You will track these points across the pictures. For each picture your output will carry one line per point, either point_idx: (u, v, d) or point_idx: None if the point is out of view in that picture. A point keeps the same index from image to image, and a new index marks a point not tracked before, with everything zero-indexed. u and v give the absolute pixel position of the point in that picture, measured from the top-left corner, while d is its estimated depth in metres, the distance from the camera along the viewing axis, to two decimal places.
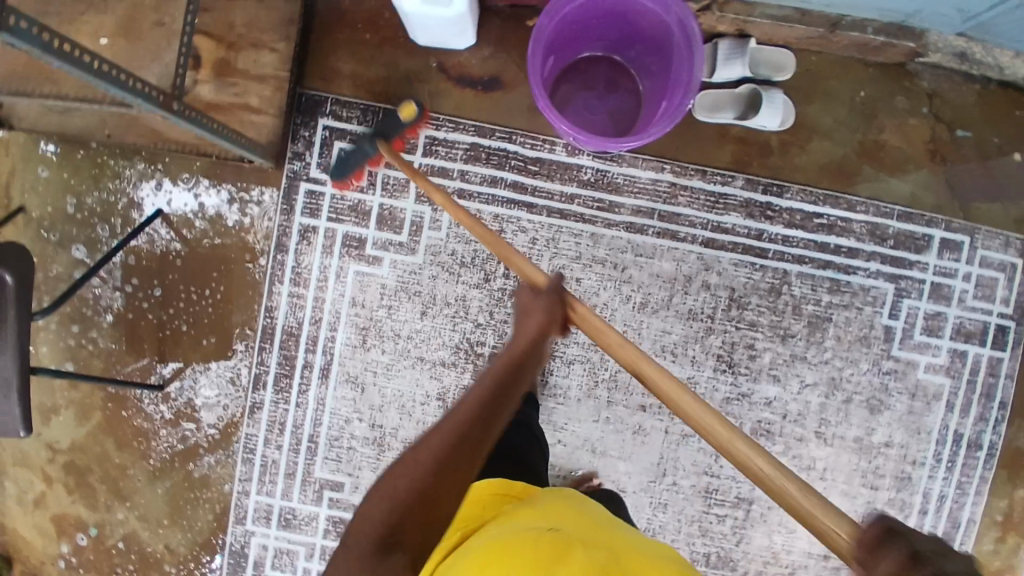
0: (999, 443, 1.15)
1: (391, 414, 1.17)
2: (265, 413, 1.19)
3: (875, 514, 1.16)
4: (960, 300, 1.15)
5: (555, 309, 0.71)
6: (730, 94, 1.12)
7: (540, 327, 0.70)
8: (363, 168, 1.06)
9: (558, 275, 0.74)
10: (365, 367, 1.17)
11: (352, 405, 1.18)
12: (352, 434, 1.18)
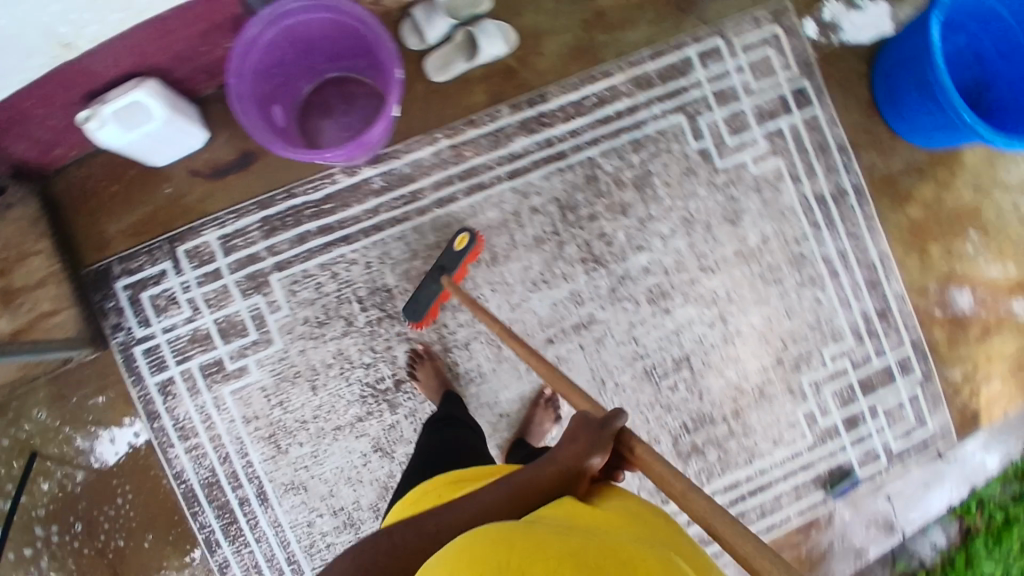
0: (859, 182, 1.18)
1: (345, 491, 1.15)
2: (234, 568, 1.14)
3: (800, 303, 1.17)
4: (747, 91, 1.17)
5: (608, 439, 0.63)
6: (452, 44, 1.11)
7: (585, 437, 0.63)
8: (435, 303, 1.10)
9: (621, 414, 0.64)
10: (295, 469, 1.15)
11: (305, 508, 1.15)
12: (321, 532, 1.15)
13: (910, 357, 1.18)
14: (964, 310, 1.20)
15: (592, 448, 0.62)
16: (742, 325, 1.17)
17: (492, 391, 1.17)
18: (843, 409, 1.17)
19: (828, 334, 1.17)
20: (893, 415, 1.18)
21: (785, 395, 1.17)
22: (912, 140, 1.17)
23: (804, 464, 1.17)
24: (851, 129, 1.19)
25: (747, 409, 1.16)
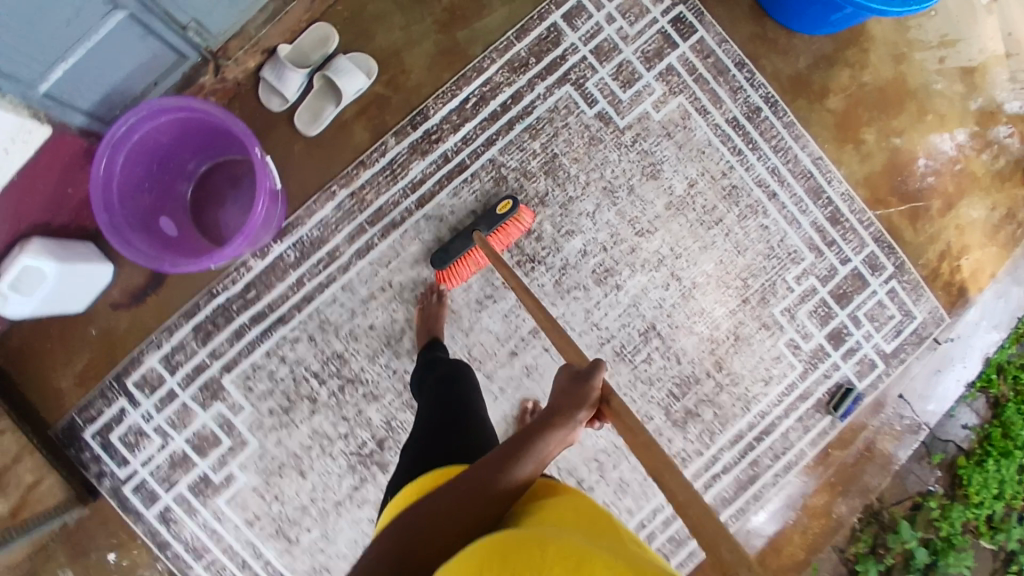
0: (768, 94, 1.15)
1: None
2: None
3: (749, 236, 1.15)
4: (626, 39, 1.13)
5: (589, 392, 0.66)
6: (315, 93, 1.07)
7: (570, 398, 0.66)
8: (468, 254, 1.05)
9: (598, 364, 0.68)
10: (313, 553, 1.14)
11: None
12: None
13: (878, 257, 1.18)
14: (912, 190, 1.19)
15: (579, 406, 0.66)
16: (697, 275, 1.14)
17: None
18: (826, 329, 1.17)
19: (786, 257, 1.16)
20: (876, 317, 1.18)
21: (761, 331, 1.15)
22: (814, 33, 1.14)
23: (802, 393, 1.17)
24: (743, 41, 1.15)
25: (728, 356, 1.14)
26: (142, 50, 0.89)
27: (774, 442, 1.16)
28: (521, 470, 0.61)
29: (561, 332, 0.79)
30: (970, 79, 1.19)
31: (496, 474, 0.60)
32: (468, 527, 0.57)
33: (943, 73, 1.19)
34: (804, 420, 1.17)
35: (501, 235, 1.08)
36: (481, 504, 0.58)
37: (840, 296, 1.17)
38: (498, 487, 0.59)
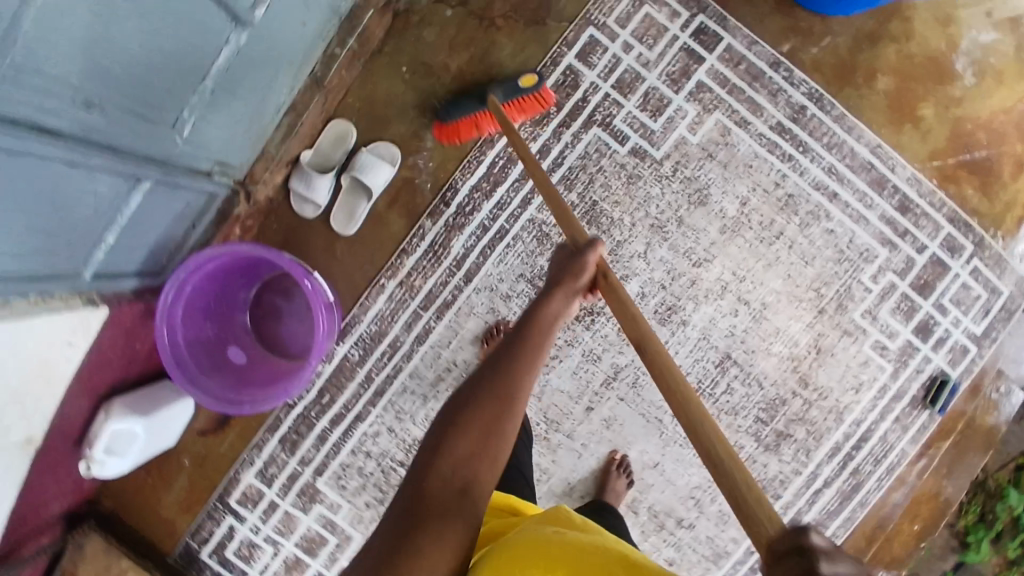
0: (811, 88, 1.08)
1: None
2: None
3: (815, 242, 1.09)
4: (648, 64, 1.08)
5: (583, 267, 0.65)
6: (346, 191, 1.06)
7: (567, 275, 0.65)
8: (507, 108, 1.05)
9: (596, 240, 0.67)
10: None
11: None
12: None
13: (954, 237, 1.11)
14: (975, 157, 1.12)
15: (573, 281, 0.65)
16: (766, 294, 1.09)
17: (564, 479, 1.10)
18: (914, 324, 1.11)
19: (859, 256, 1.10)
20: (964, 300, 1.12)
21: (844, 339, 1.10)
22: (839, 11, 1.06)
23: (896, 394, 1.11)
24: (774, 35, 1.08)
25: (812, 371, 1.10)
26: (177, 199, 0.88)
27: (877, 447, 1.11)
28: (527, 364, 0.58)
29: (555, 198, 0.74)
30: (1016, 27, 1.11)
31: (503, 367, 0.58)
32: (479, 424, 0.54)
33: (987, 26, 1.11)
34: (902, 420, 1.12)
35: (518, 109, 1.06)
36: (495, 402, 0.55)
37: (923, 286, 1.11)
38: (508, 373, 0.57)
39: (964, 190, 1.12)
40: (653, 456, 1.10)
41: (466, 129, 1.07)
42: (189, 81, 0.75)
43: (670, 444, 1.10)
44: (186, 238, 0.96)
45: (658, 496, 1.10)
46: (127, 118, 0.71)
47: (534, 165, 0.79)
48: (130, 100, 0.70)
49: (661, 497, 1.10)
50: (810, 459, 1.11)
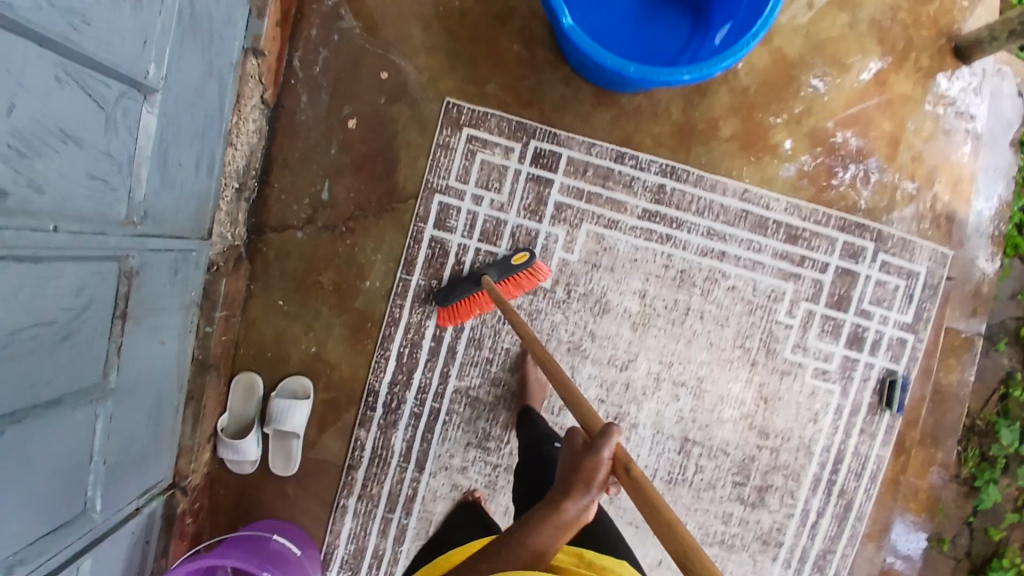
0: (662, 163, 1.09)
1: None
2: None
3: (723, 302, 1.10)
4: (503, 206, 1.10)
5: (598, 464, 0.66)
6: (273, 436, 1.08)
7: (580, 473, 0.67)
8: (469, 293, 1.06)
9: (610, 426, 0.67)
10: None
11: None
12: None
13: (852, 242, 1.12)
14: (846, 157, 1.12)
15: (589, 470, 0.67)
16: (698, 367, 1.10)
17: None
18: (844, 338, 1.13)
19: (768, 298, 1.11)
20: (884, 297, 1.13)
21: (785, 380, 1.12)
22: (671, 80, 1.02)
23: (853, 407, 1.14)
24: (607, 130, 1.09)
25: (768, 420, 1.12)
26: (119, 542, 0.90)
27: (854, 461, 1.15)
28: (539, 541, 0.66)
29: (564, 380, 0.75)
30: (828, 23, 1.11)
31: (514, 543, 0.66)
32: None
33: (803, 33, 1.10)
34: (868, 430, 1.15)
35: (513, 286, 1.08)
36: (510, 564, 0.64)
37: (839, 300, 1.12)
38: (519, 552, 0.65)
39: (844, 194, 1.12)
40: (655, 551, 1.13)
41: (448, 320, 1.08)
42: (79, 473, 0.78)
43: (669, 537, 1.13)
44: (145, 555, 0.97)
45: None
46: (38, 546, 0.72)
47: (545, 354, 0.81)
48: (30, 534, 0.71)
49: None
50: (796, 498, 1.14)
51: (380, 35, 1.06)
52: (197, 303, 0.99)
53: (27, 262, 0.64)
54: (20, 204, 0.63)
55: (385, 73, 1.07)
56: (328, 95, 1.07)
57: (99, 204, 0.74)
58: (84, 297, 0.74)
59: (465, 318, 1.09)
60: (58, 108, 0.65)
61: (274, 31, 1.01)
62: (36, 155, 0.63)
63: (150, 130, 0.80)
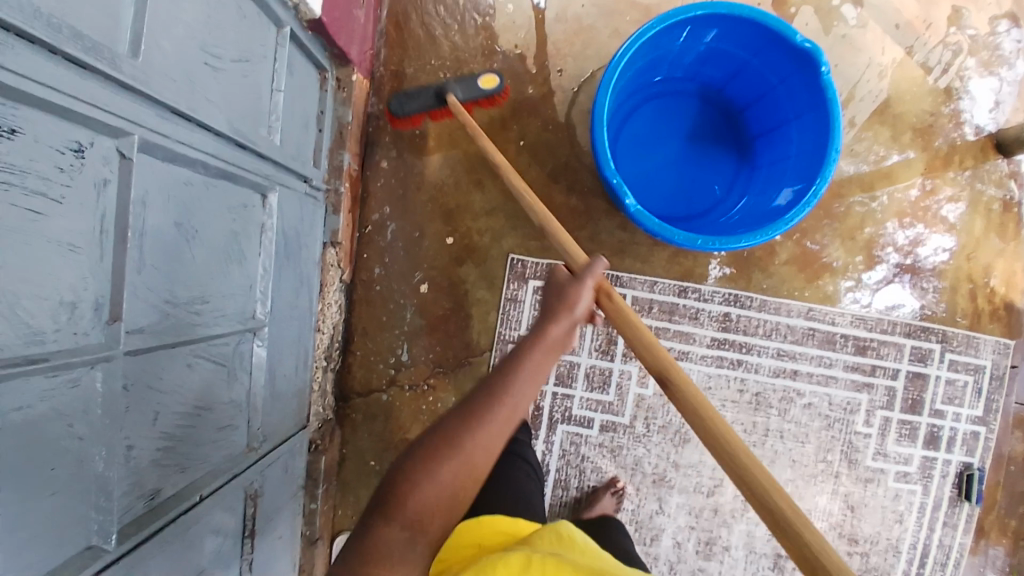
0: (723, 292, 1.14)
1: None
2: None
3: (800, 420, 1.14)
4: (576, 349, 1.14)
5: (585, 288, 0.71)
6: None
7: (564, 291, 0.71)
8: (423, 112, 1.07)
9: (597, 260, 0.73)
10: None
11: None
12: None
13: (919, 346, 1.15)
14: (900, 265, 1.16)
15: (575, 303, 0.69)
16: (783, 485, 1.14)
17: None
18: (921, 440, 1.15)
19: (845, 411, 1.15)
20: (954, 395, 1.16)
21: (868, 487, 1.15)
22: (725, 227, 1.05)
23: (935, 505, 1.15)
24: (667, 266, 1.14)
25: (854, 527, 1.15)
26: None
27: (943, 556, 1.15)
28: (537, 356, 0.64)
29: (552, 224, 0.80)
30: (864, 140, 1.17)
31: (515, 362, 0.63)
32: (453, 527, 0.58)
33: (845, 156, 1.17)
34: (948, 523, 1.15)
35: (471, 108, 1.08)
36: (492, 430, 0.59)
37: (914, 404, 1.15)
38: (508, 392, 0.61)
39: (898, 293, 1.16)
40: None
41: (403, 126, 1.08)
42: None
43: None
44: None
45: None
46: None
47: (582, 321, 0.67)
48: None
49: None
50: None
51: (444, 203, 1.13)
52: (304, 486, 1.04)
53: (179, 542, 0.69)
54: (174, 489, 0.68)
55: (450, 239, 1.13)
56: (400, 264, 1.13)
57: (228, 450, 0.80)
58: (223, 539, 0.78)
59: (419, 123, 1.09)
60: (192, 389, 0.71)
61: (348, 220, 1.09)
62: (180, 441, 0.69)
63: (261, 363, 0.85)
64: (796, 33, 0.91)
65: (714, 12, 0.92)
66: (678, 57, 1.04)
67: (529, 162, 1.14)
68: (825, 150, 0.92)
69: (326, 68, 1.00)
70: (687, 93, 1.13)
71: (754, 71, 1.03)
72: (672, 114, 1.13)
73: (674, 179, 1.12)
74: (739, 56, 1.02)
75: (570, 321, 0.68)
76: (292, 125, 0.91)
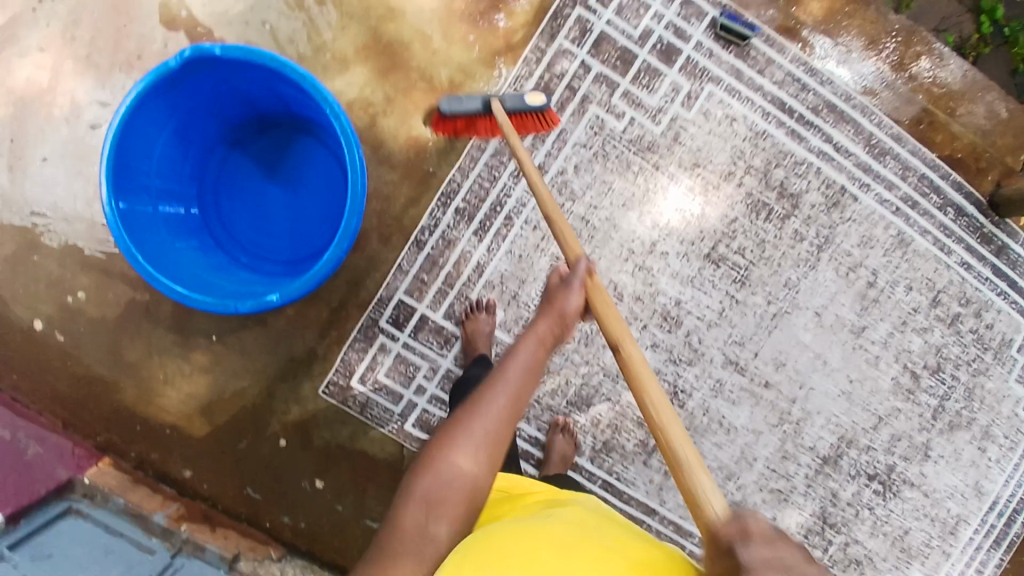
0: (434, 204, 1.07)
1: (994, 471, 1.16)
2: None
3: (590, 180, 1.07)
4: (434, 367, 1.10)
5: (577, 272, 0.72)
6: None
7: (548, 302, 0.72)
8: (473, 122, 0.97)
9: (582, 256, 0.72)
10: (975, 499, 1.16)
11: (1007, 470, 1.16)
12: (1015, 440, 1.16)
13: (571, 27, 1.05)
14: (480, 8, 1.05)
15: (562, 300, 0.71)
16: (645, 225, 1.08)
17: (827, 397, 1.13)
18: (664, 64, 1.06)
19: (599, 132, 1.06)
20: (635, 8, 1.05)
21: (688, 139, 1.07)
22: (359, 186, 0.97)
23: (735, 76, 1.06)
24: (386, 247, 1.07)
25: (717, 170, 1.08)
26: None
27: (789, 88, 1.07)
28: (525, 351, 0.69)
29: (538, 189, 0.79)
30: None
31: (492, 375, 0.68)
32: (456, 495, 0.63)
33: (348, 11, 1.04)
34: (757, 71, 1.07)
35: (521, 123, 0.99)
36: (514, 369, 0.68)
37: (624, 56, 1.05)
38: (506, 368, 0.68)
39: None
40: (807, 317, 1.12)
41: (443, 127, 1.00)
42: None
43: (794, 301, 1.11)
44: None
45: (844, 311, 1.12)
46: None
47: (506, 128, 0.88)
48: None
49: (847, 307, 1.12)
50: (807, 159, 1.09)
51: (245, 431, 1.11)
52: None
53: None
54: None
55: (283, 438, 1.11)
56: (284, 496, 1.11)
57: None
58: None
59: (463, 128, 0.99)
60: None
61: (225, 532, 1.08)
62: None
63: None
64: (170, 59, 0.82)
65: (120, 133, 0.83)
66: (176, 159, 0.96)
67: (237, 337, 1.10)
68: (305, 79, 0.85)
69: (69, 505, 1.02)
70: (228, 155, 1.04)
71: (212, 99, 0.94)
72: (239, 180, 1.04)
73: (309, 205, 1.04)
74: (196, 103, 0.93)
75: (558, 323, 0.71)
76: (98, 560, 0.91)
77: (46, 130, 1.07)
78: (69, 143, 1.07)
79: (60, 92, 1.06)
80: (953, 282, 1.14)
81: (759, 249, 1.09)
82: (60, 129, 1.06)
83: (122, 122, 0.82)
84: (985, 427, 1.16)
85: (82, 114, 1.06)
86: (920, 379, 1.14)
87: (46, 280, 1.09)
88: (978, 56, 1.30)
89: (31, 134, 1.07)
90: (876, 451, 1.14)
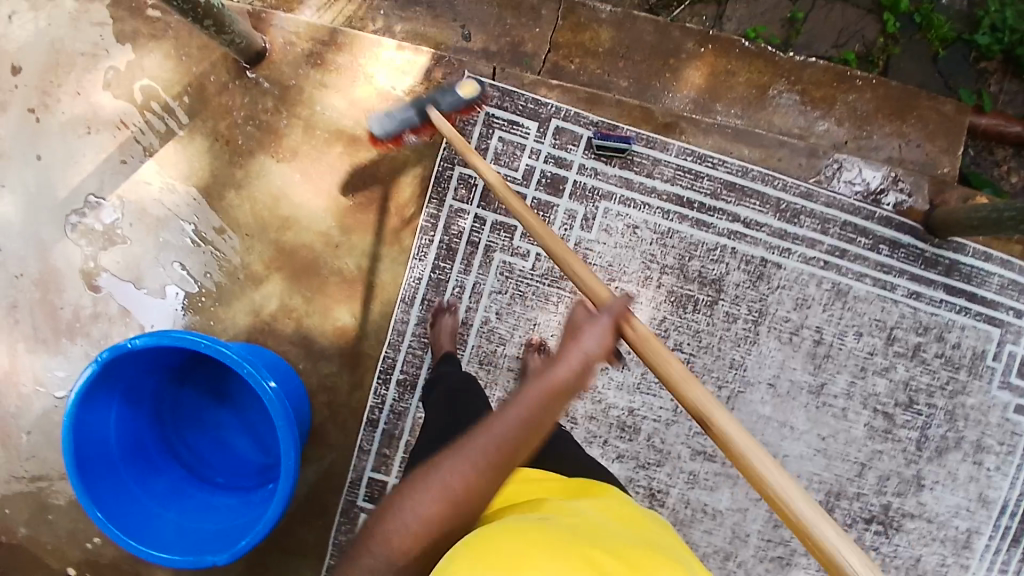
0: (376, 382, 1.10)
1: (995, 478, 1.13)
2: None
3: (512, 321, 1.10)
4: None
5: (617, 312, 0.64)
6: None
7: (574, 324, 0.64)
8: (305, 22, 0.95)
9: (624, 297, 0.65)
10: (983, 510, 1.13)
11: (1007, 473, 1.13)
12: (1009, 444, 1.13)
13: (456, 184, 1.09)
14: (365, 191, 1.09)
15: (583, 333, 0.60)
16: None
17: (803, 460, 1.12)
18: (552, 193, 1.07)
19: (509, 275, 1.10)
20: (509, 152, 1.07)
21: (594, 255, 1.07)
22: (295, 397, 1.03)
23: (625, 185, 1.07)
24: (341, 431, 1.11)
25: (631, 275, 1.08)
26: None
27: (682, 181, 1.07)
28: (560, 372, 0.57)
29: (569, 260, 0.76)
30: (233, 206, 1.09)
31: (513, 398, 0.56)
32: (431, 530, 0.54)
33: (247, 230, 1.09)
34: (647, 173, 1.07)
35: None
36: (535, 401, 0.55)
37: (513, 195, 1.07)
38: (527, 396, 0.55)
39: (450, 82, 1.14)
40: (762, 391, 1.10)
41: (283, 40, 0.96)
42: None
43: (745, 379, 1.10)
44: None
45: (798, 373, 1.10)
46: None
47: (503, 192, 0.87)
48: None
49: (799, 371, 1.10)
50: (718, 241, 1.08)
51: None
52: None
53: None
54: None
55: None
56: None
57: None
58: None
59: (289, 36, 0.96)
60: None
61: None
62: None
63: None
64: (91, 365, 0.89)
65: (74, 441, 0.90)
66: (128, 422, 1.03)
67: None
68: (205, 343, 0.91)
69: None
70: (178, 392, 1.11)
71: (145, 364, 1.01)
72: (192, 411, 1.11)
73: (260, 419, 1.11)
74: (131, 372, 1.00)
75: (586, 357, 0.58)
76: None
77: (20, 409, 1.12)
78: (41, 416, 1.12)
79: (20, 373, 1.12)
80: (905, 316, 1.11)
81: (694, 339, 1.09)
82: (28, 407, 1.12)
83: (70, 430, 0.89)
84: (976, 441, 1.12)
85: (45, 385, 1.12)
86: (895, 416, 1.11)
87: (62, 535, 1.14)
88: (889, 60, 1.20)
89: (10, 414, 1.12)
90: (867, 494, 1.12)
